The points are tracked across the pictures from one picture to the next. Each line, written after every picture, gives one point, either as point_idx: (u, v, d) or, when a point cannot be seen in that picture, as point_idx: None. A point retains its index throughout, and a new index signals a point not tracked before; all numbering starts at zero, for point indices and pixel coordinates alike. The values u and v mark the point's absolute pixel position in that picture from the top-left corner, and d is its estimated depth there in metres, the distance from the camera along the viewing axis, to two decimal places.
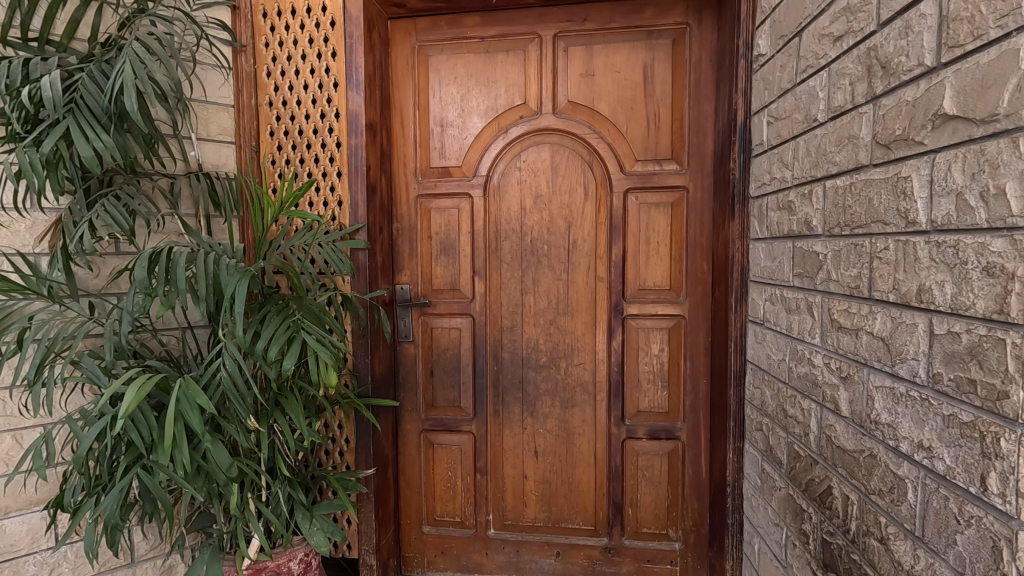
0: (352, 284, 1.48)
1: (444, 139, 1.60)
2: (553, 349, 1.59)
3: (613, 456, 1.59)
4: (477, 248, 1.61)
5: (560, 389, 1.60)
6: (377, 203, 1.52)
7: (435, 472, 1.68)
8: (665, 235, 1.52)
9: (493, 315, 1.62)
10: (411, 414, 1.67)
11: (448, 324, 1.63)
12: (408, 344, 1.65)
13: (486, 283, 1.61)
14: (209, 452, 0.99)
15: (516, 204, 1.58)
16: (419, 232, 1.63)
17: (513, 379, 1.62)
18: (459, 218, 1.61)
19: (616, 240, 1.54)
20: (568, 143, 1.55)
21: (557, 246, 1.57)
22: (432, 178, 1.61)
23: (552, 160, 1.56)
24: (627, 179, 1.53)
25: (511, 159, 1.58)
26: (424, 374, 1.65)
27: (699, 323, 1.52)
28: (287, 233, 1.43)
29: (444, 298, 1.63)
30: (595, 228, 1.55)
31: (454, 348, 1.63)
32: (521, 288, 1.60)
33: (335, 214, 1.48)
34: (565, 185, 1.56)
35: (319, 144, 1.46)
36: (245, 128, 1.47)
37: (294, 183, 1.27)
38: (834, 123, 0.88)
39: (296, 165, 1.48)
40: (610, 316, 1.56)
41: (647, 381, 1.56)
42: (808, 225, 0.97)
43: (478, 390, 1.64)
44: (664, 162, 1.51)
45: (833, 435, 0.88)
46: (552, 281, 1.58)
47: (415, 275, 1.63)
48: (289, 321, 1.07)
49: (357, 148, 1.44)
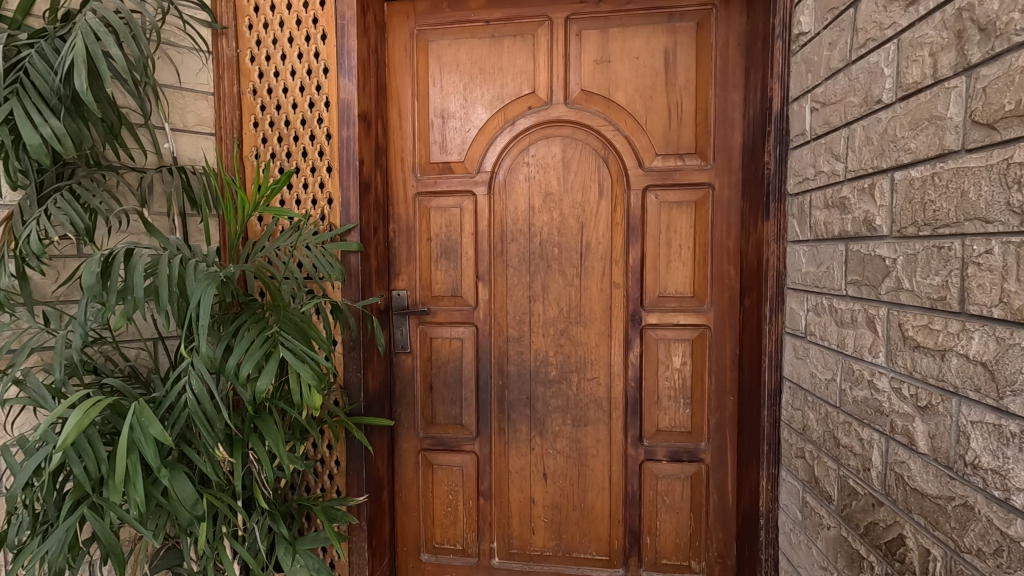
0: (343, 291, 1.34)
1: (445, 132, 1.47)
2: (564, 362, 1.45)
3: (630, 480, 1.45)
4: (481, 251, 1.47)
5: (571, 406, 1.46)
6: (371, 201, 1.38)
7: (434, 495, 1.54)
8: (688, 237, 1.38)
9: (499, 323, 1.48)
10: (408, 432, 1.53)
11: (449, 334, 1.50)
12: (405, 355, 1.51)
13: (491, 288, 1.47)
14: (170, 486, 0.85)
15: (523, 202, 1.45)
16: (417, 234, 1.49)
17: (520, 394, 1.48)
18: (462, 219, 1.47)
19: (634, 244, 1.41)
20: (580, 136, 1.42)
21: (569, 250, 1.43)
22: (432, 174, 1.48)
23: (563, 155, 1.43)
24: (646, 176, 1.39)
25: (518, 156, 1.45)
26: (422, 389, 1.52)
27: (724, 334, 1.38)
28: (271, 234, 1.29)
29: (445, 305, 1.49)
30: (610, 229, 1.41)
31: (455, 360, 1.50)
32: (528, 295, 1.46)
33: (324, 214, 1.34)
34: (578, 182, 1.42)
35: (307, 136, 1.33)
36: (226, 118, 1.32)
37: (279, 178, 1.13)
38: (906, 103, 0.74)
39: (283, 160, 1.35)
40: (626, 325, 1.42)
41: (667, 398, 1.42)
42: (868, 225, 0.83)
43: (482, 406, 1.50)
44: (687, 156, 1.37)
45: (905, 474, 0.74)
46: (563, 288, 1.44)
47: (412, 281, 1.50)
48: (267, 334, 0.93)
49: (350, 140, 1.31)
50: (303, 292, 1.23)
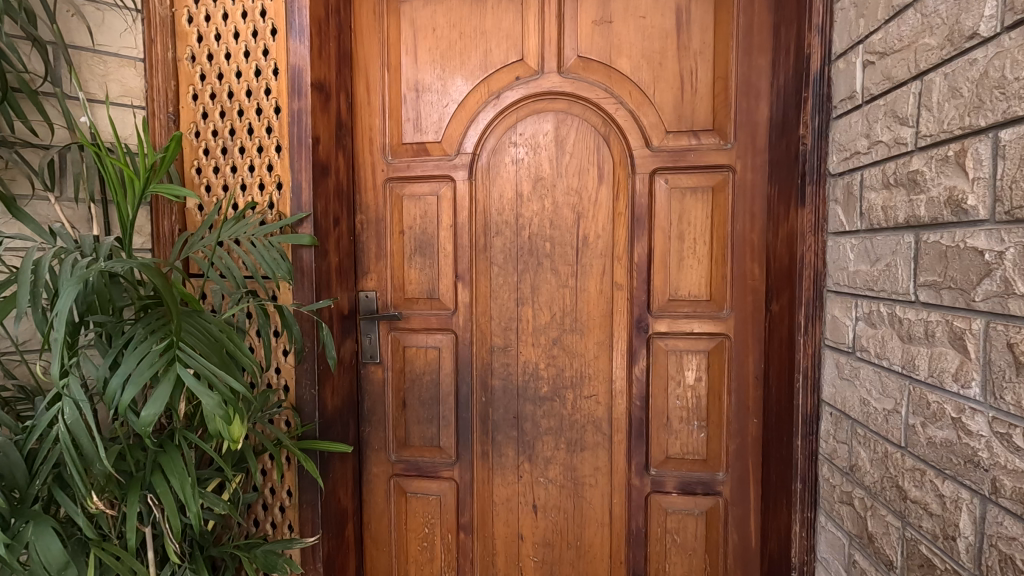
0: (294, 292, 1.14)
1: (419, 107, 1.26)
2: (557, 376, 1.24)
3: (634, 515, 1.23)
4: (461, 247, 1.26)
5: (565, 428, 1.25)
6: (330, 187, 1.18)
7: (408, 528, 1.33)
8: (704, 230, 1.17)
9: (481, 331, 1.27)
10: (377, 455, 1.32)
11: (424, 342, 1.29)
12: (374, 367, 1.31)
13: (472, 290, 1.26)
14: (29, 546, 0.66)
15: (510, 189, 1.24)
16: (388, 226, 1.29)
17: (506, 413, 1.27)
18: (439, 209, 1.27)
19: (640, 237, 1.19)
20: (577, 111, 1.20)
21: (563, 245, 1.22)
22: (405, 157, 1.28)
23: (557, 133, 1.21)
24: (654, 157, 1.17)
25: (505, 136, 1.24)
26: (394, 405, 1.31)
27: (747, 345, 1.16)
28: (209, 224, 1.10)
29: (420, 309, 1.29)
30: (611, 220, 1.20)
31: (431, 373, 1.29)
32: (516, 298, 1.25)
33: (274, 201, 1.14)
34: (573, 166, 1.21)
35: (254, 110, 1.13)
36: (158, 88, 1.13)
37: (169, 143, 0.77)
38: (1019, 32, 0.53)
39: (226, 138, 1.15)
40: (630, 334, 1.21)
41: (677, 420, 1.20)
42: (953, 206, 0.61)
43: (462, 426, 1.29)
44: (702, 134, 1.15)
45: (1017, 556, 0.53)
46: (556, 290, 1.23)
47: (382, 281, 1.30)
48: (166, 346, 0.73)
49: (302, 114, 1.11)
50: (241, 294, 1.03)
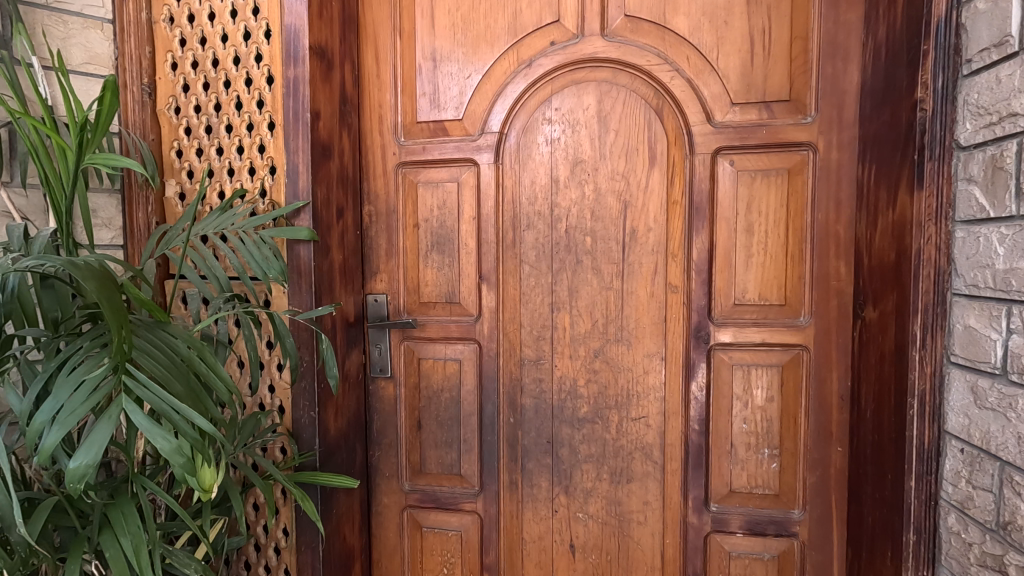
0: (289, 296, 0.96)
1: (437, 79, 1.08)
2: (600, 394, 1.05)
3: (691, 559, 1.04)
4: (487, 243, 1.08)
5: (608, 456, 1.06)
6: (332, 172, 1.00)
7: (423, 567, 1.15)
8: (777, 221, 0.98)
9: (510, 341, 1.09)
10: (389, 484, 1.15)
11: (443, 354, 1.11)
12: (385, 382, 1.14)
13: (498, 294, 1.08)
14: None
15: (543, 174, 1.05)
16: (400, 218, 1.11)
17: (538, 437, 1.09)
18: (460, 198, 1.08)
19: (699, 231, 1.01)
20: (623, 81, 1.02)
21: (606, 240, 1.04)
22: (420, 138, 1.09)
23: (599, 107, 1.03)
24: (717, 135, 0.99)
25: (537, 111, 1.05)
26: (408, 426, 1.14)
27: (829, 360, 0.97)
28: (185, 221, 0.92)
29: (437, 316, 1.11)
30: (664, 210, 1.01)
31: (451, 389, 1.11)
32: (550, 302, 1.06)
33: (266, 188, 0.96)
34: (619, 146, 1.02)
35: (243, 81, 0.95)
36: (130, 55, 0.96)
37: (103, 97, 0.57)
38: None
39: (210, 114, 0.97)
40: (687, 344, 1.02)
41: (743, 446, 1.01)
42: None
43: (487, 452, 1.11)
44: (776, 106, 0.96)
45: None
46: (598, 293, 1.04)
47: (394, 282, 1.12)
48: (112, 369, 0.55)
49: (298, 83, 0.93)
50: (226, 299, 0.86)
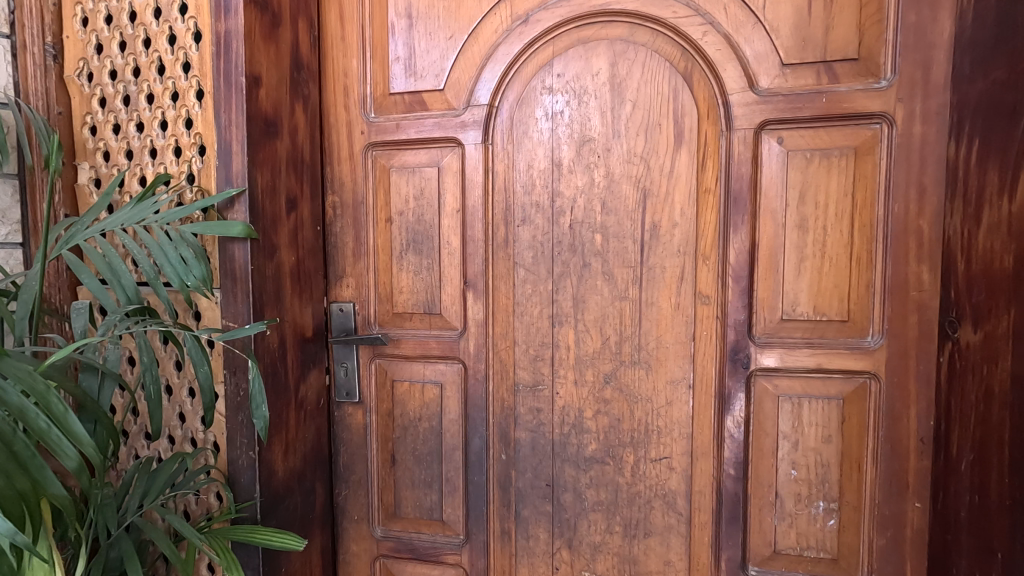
0: (222, 308, 0.77)
1: (413, 41, 0.88)
2: (611, 428, 0.85)
3: None
4: (473, 241, 0.88)
5: (621, 504, 0.86)
6: (280, 154, 0.81)
7: None
8: (839, 214, 0.76)
9: (501, 361, 0.89)
10: (357, 529, 0.96)
11: (421, 376, 0.92)
12: (353, 409, 0.95)
13: (487, 304, 0.88)
14: None
15: (542, 156, 0.85)
16: (369, 212, 0.91)
17: (535, 479, 0.89)
18: (441, 186, 0.89)
19: (737, 227, 0.80)
20: (642, 39, 0.81)
21: (619, 239, 0.83)
22: (392, 113, 0.90)
23: (612, 72, 0.82)
24: (762, 105, 0.78)
25: (535, 79, 0.85)
26: (379, 462, 0.95)
27: (907, 391, 0.76)
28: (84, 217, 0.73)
29: (414, 330, 0.91)
30: (694, 201, 0.81)
31: (431, 418, 0.92)
32: (550, 314, 0.86)
33: (194, 172, 0.78)
34: (636, 120, 0.82)
35: (164, 40, 0.77)
36: (28, 7, 0.77)
37: None
38: None
39: (127, 81, 0.79)
40: (720, 369, 0.82)
41: (793, 498, 0.81)
42: None
43: (473, 495, 0.92)
44: (839, 67, 0.75)
45: None
46: (609, 305, 0.84)
47: (362, 289, 0.93)
48: None
49: (231, 39, 0.74)
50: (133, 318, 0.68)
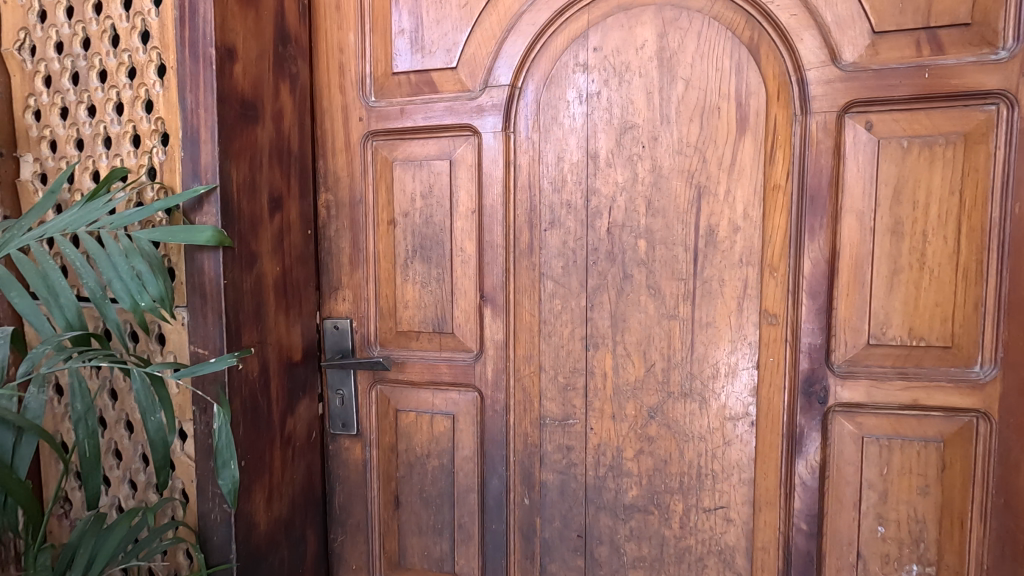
0: (189, 331, 0.64)
1: (420, 10, 0.74)
2: (656, 471, 0.72)
3: None
4: (491, 248, 0.74)
5: (668, 561, 0.73)
6: (261, 144, 0.67)
7: None
8: (942, 217, 0.62)
9: (524, 390, 0.75)
10: None
11: (429, 405, 0.78)
12: (350, 442, 0.81)
13: (508, 322, 0.75)
14: None
15: (575, 147, 0.71)
16: (369, 213, 0.78)
17: (565, 529, 0.76)
18: (453, 183, 0.75)
19: (814, 232, 0.66)
20: (698, 3, 0.67)
21: (668, 245, 0.69)
22: (395, 96, 0.76)
23: (660, 44, 0.68)
24: (847, 83, 0.63)
25: (566, 55, 0.71)
26: (381, 504, 0.81)
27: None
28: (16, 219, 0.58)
29: (421, 352, 0.78)
30: (759, 200, 0.67)
31: (441, 455, 0.79)
32: (584, 336, 0.72)
33: (156, 166, 0.64)
34: (690, 102, 0.68)
35: (119, 4, 0.63)
36: None
37: None
38: None
39: (75, 55, 0.65)
40: (790, 403, 0.68)
41: (879, 559, 0.67)
42: None
43: (491, 545, 0.78)
44: (946, 35, 0.61)
45: None
46: (656, 325, 0.70)
47: (361, 304, 0.79)
48: None
49: (198, 1, 0.60)
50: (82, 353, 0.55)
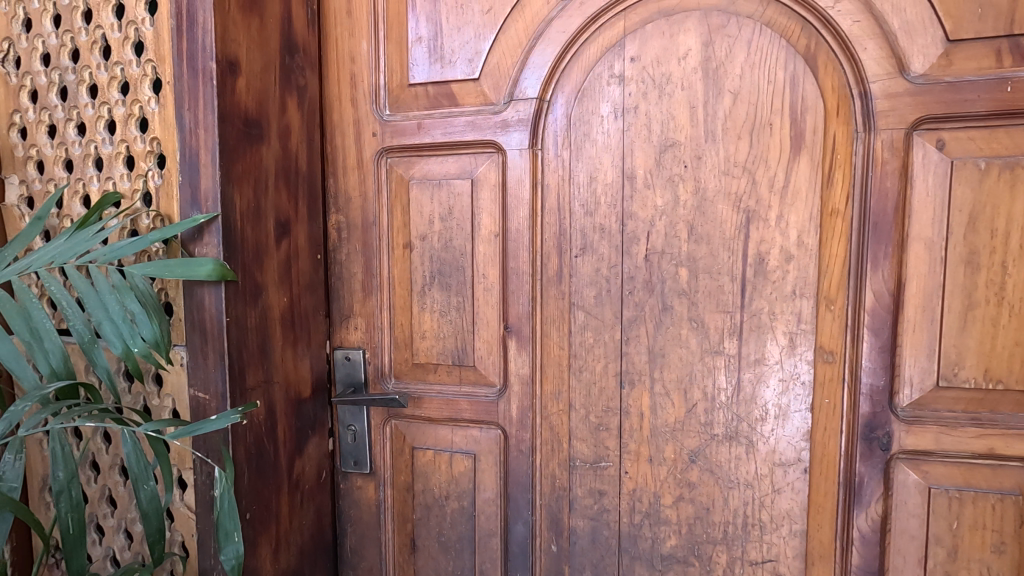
0: (188, 373, 0.58)
1: (438, 16, 0.68)
2: (697, 521, 0.66)
3: None
4: (517, 275, 0.68)
5: None
6: (266, 164, 0.62)
7: None
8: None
9: (552, 429, 0.69)
10: None
11: (448, 444, 0.72)
12: (362, 481, 0.75)
13: (535, 356, 0.69)
14: None
15: (609, 166, 0.65)
16: (383, 236, 0.72)
17: None
18: (474, 204, 0.69)
19: (877, 263, 0.59)
20: (747, 8, 0.60)
21: (712, 275, 0.63)
22: (411, 109, 0.70)
23: (705, 53, 0.61)
24: (917, 98, 0.57)
25: (600, 65, 0.64)
26: (396, 547, 0.76)
27: None
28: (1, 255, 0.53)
29: (439, 386, 0.72)
30: (816, 226, 0.60)
31: (461, 497, 0.73)
32: (618, 372, 0.66)
33: (151, 191, 0.59)
34: (738, 118, 0.61)
35: (109, 12, 0.57)
36: None
37: None
38: None
39: (63, 68, 0.59)
40: (848, 449, 0.61)
41: None
42: None
43: None
44: None
45: None
46: (698, 362, 0.64)
47: (374, 333, 0.73)
48: None
49: (195, 9, 0.54)
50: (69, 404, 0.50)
